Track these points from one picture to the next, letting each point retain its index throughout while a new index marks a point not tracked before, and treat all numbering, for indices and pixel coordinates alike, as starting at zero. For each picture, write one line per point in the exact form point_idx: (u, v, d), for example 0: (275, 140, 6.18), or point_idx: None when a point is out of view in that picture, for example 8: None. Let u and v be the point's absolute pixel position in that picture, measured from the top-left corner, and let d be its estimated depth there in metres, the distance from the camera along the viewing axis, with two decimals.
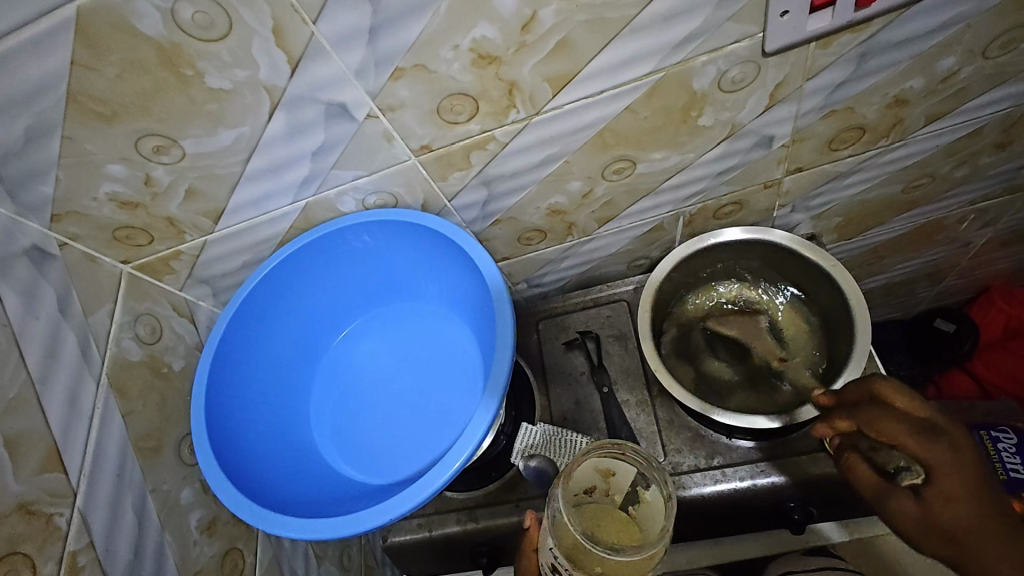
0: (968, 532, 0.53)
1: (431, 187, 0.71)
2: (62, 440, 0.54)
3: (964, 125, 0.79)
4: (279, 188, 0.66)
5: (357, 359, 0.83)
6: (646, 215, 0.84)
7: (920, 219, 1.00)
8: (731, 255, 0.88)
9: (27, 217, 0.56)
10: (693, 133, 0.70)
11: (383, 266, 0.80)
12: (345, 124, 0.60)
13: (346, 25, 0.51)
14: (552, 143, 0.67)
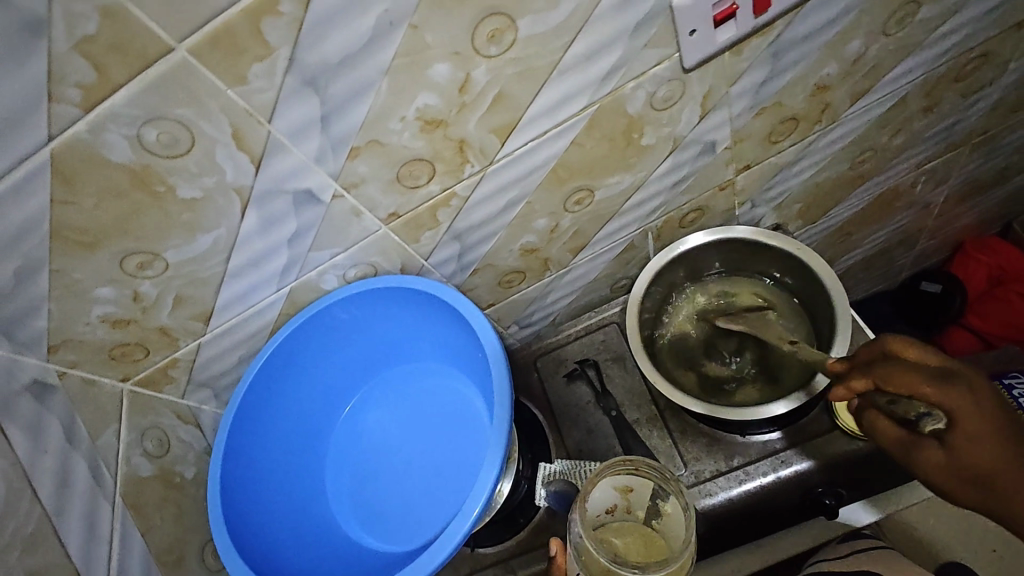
0: (992, 467, 0.63)
1: (405, 251, 0.74)
2: (82, 565, 0.60)
3: (888, 97, 0.84)
4: (262, 280, 0.68)
5: (366, 429, 0.83)
6: (615, 238, 0.88)
7: (876, 190, 1.04)
8: (708, 259, 0.90)
9: (24, 355, 0.59)
10: (637, 155, 0.75)
11: (377, 332, 0.81)
12: (314, 208, 0.63)
13: (299, 118, 0.54)
14: (512, 187, 0.71)
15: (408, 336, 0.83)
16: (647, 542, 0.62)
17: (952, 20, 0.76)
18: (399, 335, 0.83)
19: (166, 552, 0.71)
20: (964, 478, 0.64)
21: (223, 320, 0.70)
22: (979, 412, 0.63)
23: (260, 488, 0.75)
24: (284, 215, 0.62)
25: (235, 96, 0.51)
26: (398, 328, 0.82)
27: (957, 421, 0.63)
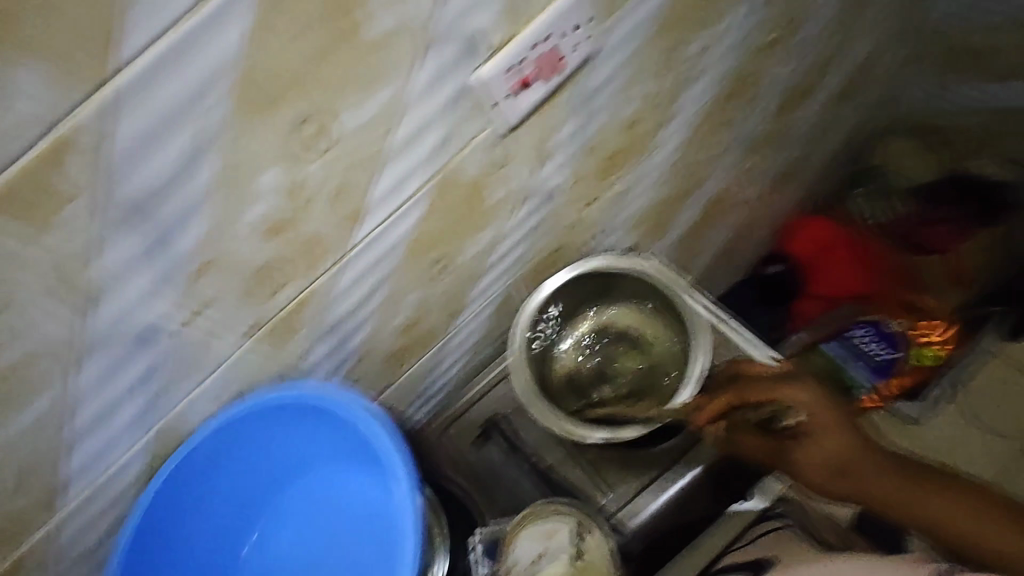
0: (844, 459, 0.81)
1: (279, 359, 0.77)
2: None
3: (682, 120, 0.99)
4: (124, 419, 0.66)
5: (275, 551, 0.84)
6: (482, 297, 0.99)
7: (700, 200, 1.22)
8: (552, 299, 1.03)
9: None
10: (476, 220, 0.82)
11: (260, 454, 0.81)
12: (161, 337, 0.62)
13: (127, 252, 0.53)
14: (366, 277, 0.74)
15: (297, 443, 0.82)
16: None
17: (709, 53, 0.91)
18: (293, 462, 0.84)
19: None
20: (829, 471, 0.82)
21: (78, 481, 0.67)
22: (821, 408, 0.84)
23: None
24: (127, 363, 0.62)
25: (47, 249, 0.48)
26: (280, 440, 0.80)
27: (805, 419, 0.84)
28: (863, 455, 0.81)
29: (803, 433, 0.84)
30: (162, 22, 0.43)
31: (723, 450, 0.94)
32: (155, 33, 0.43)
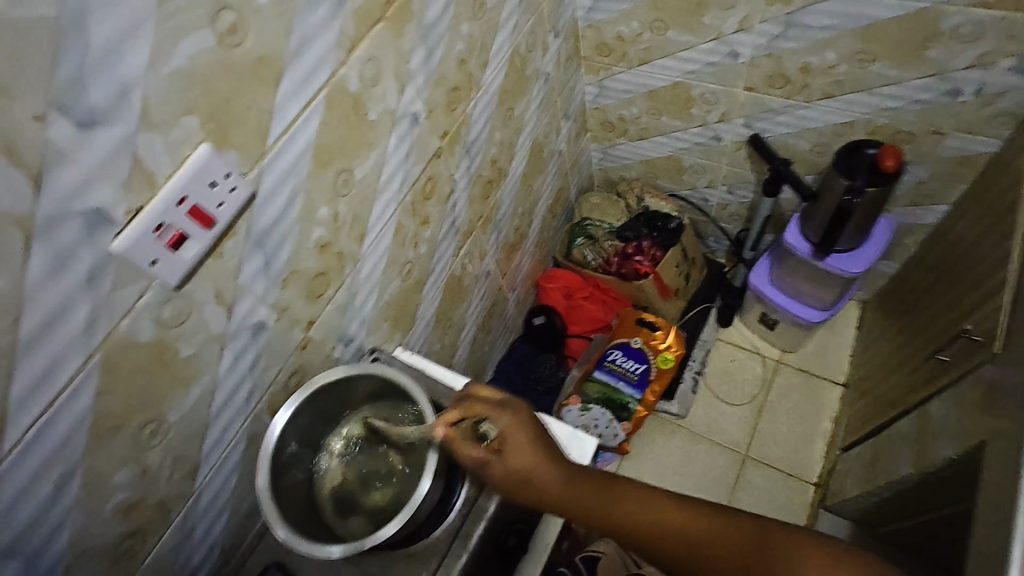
0: (634, 336, 1.34)
1: (192, 390, 0.63)
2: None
3: (524, 130, 1.12)
4: (21, 517, 0.51)
5: None
6: (372, 250, 0.82)
7: (550, 198, 1.37)
8: (453, 271, 1.08)
9: None
10: (410, 235, 0.90)
11: None
12: (57, 381, 0.49)
13: (37, 284, 0.44)
14: (312, 281, 0.73)
15: (243, 452, 0.77)
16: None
17: (530, 62, 1.03)
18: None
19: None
20: (631, 357, 1.32)
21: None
22: (605, 340, 1.39)
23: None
24: (77, 456, 0.54)
25: None
26: (230, 454, 0.74)
27: (601, 349, 1.37)
28: (644, 332, 1.33)
29: (598, 356, 1.36)
30: (165, 119, 0.47)
31: (584, 378, 1.35)
32: (150, 113, 0.46)
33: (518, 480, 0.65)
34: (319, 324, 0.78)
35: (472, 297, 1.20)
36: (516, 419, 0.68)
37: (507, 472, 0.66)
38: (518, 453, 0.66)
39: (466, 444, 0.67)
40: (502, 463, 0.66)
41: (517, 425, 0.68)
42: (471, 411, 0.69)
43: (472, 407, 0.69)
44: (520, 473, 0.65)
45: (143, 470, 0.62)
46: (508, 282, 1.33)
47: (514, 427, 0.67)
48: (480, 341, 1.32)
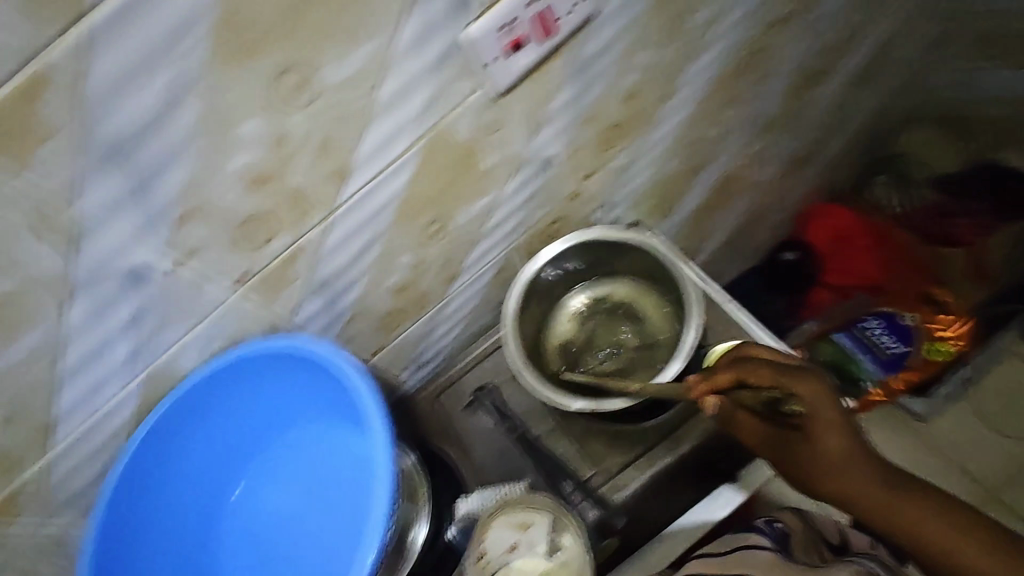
0: (907, 304, 1.09)
1: (481, 199, 0.66)
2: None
3: (874, 24, 0.92)
4: (343, 257, 0.60)
5: (259, 505, 0.63)
6: (669, 116, 0.76)
7: (858, 123, 1.14)
8: (728, 170, 0.97)
9: (104, 386, 0.54)
10: (709, 113, 0.81)
11: (222, 411, 0.61)
12: (398, 143, 0.54)
13: (414, 34, 0.47)
14: (608, 129, 0.70)
15: (492, 278, 0.79)
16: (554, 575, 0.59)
17: None
18: (274, 406, 0.62)
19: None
20: (896, 327, 1.08)
21: (311, 306, 0.63)
22: (864, 297, 1.15)
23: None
24: (383, 226, 0.61)
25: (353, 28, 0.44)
26: (483, 276, 0.77)
27: (854, 306, 1.15)
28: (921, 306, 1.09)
29: (849, 313, 1.14)
30: None
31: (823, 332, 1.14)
32: None
33: (829, 468, 0.60)
34: (594, 179, 0.76)
35: (733, 206, 1.07)
36: (817, 391, 0.61)
37: (814, 457, 0.61)
38: (829, 437, 0.60)
39: (749, 415, 0.63)
40: (807, 442, 0.61)
41: (818, 398, 0.60)
42: (759, 379, 0.61)
43: (760, 372, 0.61)
44: (830, 462, 0.60)
45: (422, 258, 0.67)
46: (771, 205, 1.17)
47: (824, 409, 0.60)
48: (718, 259, 1.19)
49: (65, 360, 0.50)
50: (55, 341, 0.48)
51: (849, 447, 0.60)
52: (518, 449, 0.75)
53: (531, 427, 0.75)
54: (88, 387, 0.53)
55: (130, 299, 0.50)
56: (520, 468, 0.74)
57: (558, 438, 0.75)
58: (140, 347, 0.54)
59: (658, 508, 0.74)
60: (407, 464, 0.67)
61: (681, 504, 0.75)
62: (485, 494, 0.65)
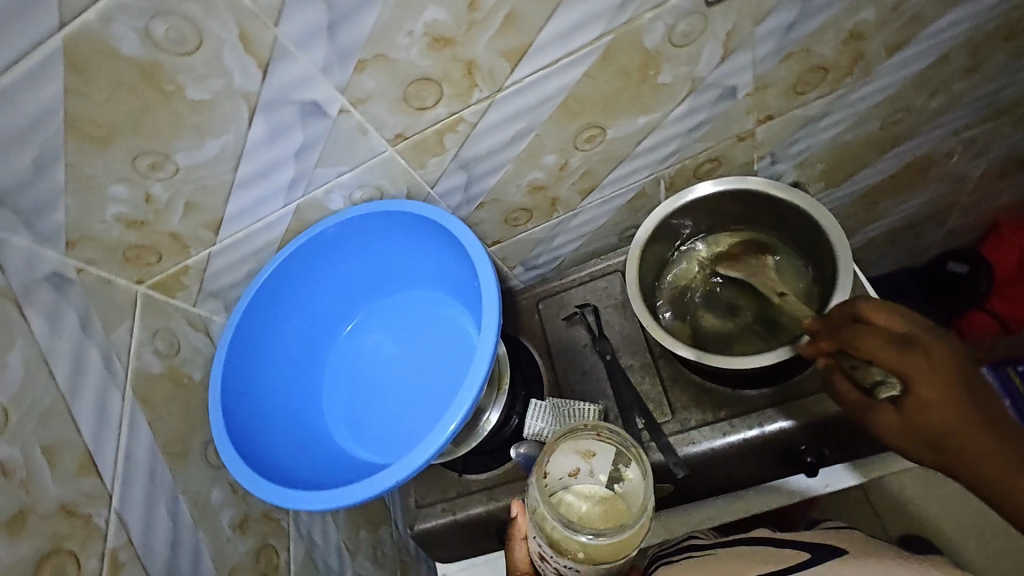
0: None
1: (648, 118, 0.62)
2: (94, 447, 0.53)
3: None
4: (494, 138, 0.59)
5: (368, 350, 0.70)
6: (883, 72, 0.66)
7: None
8: (927, 152, 0.83)
9: (267, 201, 0.60)
10: (933, 79, 0.69)
11: (361, 254, 0.67)
12: (585, 31, 0.51)
13: None
14: (808, 71, 0.62)
15: (628, 202, 0.75)
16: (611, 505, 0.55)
17: None
18: (404, 260, 0.68)
19: (176, 444, 0.62)
20: None
21: (451, 180, 0.63)
22: None
23: (268, 389, 0.63)
24: (540, 120, 0.59)
25: None
26: (620, 196, 0.73)
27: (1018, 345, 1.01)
28: None
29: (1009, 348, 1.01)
30: None
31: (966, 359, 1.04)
32: None
33: (930, 447, 0.51)
34: (772, 124, 0.68)
35: (917, 195, 0.93)
36: (925, 366, 0.50)
37: (902, 431, 0.52)
38: (929, 416, 0.50)
39: (846, 381, 0.57)
40: (901, 416, 0.52)
41: (924, 372, 0.50)
42: (856, 348, 0.53)
43: (853, 345, 0.53)
44: (930, 441, 0.50)
45: (567, 164, 0.65)
46: (957, 207, 1.02)
47: (926, 384, 0.50)
48: (873, 249, 1.06)
49: (244, 167, 0.55)
50: (238, 149, 0.54)
51: (960, 424, 0.49)
52: (602, 371, 0.75)
53: (621, 356, 0.75)
54: (254, 198, 0.59)
55: (304, 130, 0.54)
56: (598, 390, 0.74)
57: (643, 375, 0.73)
58: (301, 177, 0.59)
59: (723, 477, 0.70)
60: (498, 353, 0.73)
61: (751, 479, 0.71)
62: (557, 403, 0.71)
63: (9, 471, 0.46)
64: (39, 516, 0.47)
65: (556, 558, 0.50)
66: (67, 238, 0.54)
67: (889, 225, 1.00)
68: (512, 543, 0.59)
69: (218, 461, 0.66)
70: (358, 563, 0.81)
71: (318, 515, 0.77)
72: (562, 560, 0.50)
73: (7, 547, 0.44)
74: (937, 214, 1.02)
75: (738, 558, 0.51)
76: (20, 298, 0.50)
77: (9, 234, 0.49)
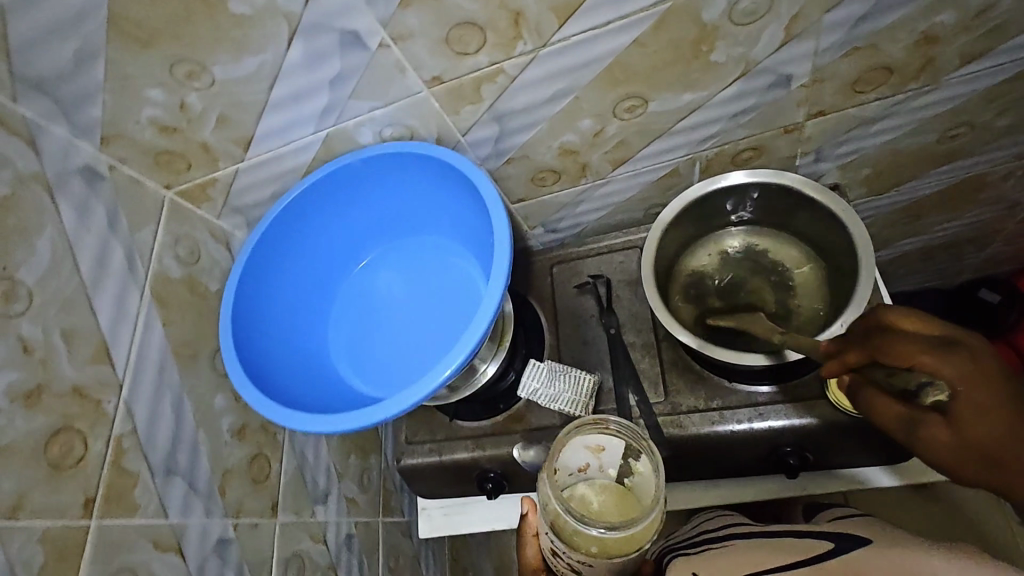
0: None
1: (693, 96, 0.60)
2: (110, 338, 0.56)
3: None
4: (531, 94, 0.58)
5: (378, 289, 0.71)
6: (951, 82, 0.62)
7: None
8: (982, 173, 0.79)
9: (297, 126, 0.60)
10: (1004, 96, 0.65)
11: (382, 191, 0.67)
12: None
13: None
14: (871, 70, 0.59)
15: (659, 179, 0.73)
16: (621, 500, 0.55)
17: None
18: (424, 205, 0.68)
19: (187, 348, 0.65)
20: None
21: (482, 131, 0.62)
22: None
23: (279, 310, 0.65)
24: (581, 83, 0.57)
25: None
26: (651, 172, 0.72)
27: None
28: None
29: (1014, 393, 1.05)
30: None
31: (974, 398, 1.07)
32: None
33: (989, 464, 0.44)
34: (823, 120, 0.66)
35: (962, 216, 0.89)
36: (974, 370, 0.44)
37: (958, 449, 0.45)
38: (986, 425, 0.43)
39: (883, 398, 0.49)
40: (950, 429, 0.45)
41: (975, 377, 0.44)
42: (890, 356, 0.47)
43: (890, 350, 0.47)
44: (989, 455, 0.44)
45: (602, 131, 0.64)
46: (1000, 235, 0.98)
47: (978, 385, 0.44)
48: (906, 264, 1.03)
49: (278, 88, 0.56)
50: (275, 69, 0.54)
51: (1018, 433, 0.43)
52: (604, 344, 0.75)
53: (625, 332, 0.75)
54: (285, 121, 0.60)
55: (342, 59, 0.53)
56: (597, 362, 0.75)
57: (644, 353, 0.73)
58: (334, 106, 0.58)
59: (705, 464, 0.71)
60: (505, 310, 0.74)
61: (730, 471, 0.72)
62: (554, 368, 0.73)
63: (30, 349, 0.49)
64: (53, 394, 0.50)
65: (569, 553, 0.51)
66: (101, 134, 0.56)
67: (926, 243, 0.97)
68: (524, 540, 0.63)
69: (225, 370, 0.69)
70: (344, 484, 0.85)
71: (313, 435, 0.80)
72: (576, 554, 0.50)
73: (23, 417, 0.48)
74: (978, 238, 0.98)
75: (756, 555, 0.52)
76: (53, 186, 0.53)
77: (46, 121, 0.51)
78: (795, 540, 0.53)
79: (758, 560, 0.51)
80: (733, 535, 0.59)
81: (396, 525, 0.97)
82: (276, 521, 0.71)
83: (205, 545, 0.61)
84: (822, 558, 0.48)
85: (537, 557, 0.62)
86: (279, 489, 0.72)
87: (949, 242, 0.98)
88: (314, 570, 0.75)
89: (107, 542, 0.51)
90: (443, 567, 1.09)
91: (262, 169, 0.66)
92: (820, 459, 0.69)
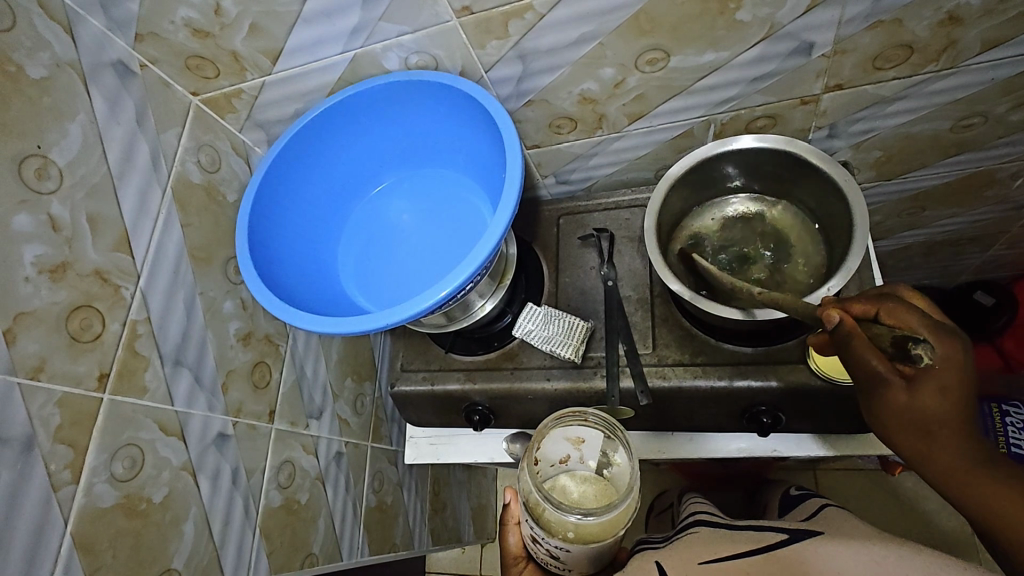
0: None
1: (715, 54, 0.61)
2: (131, 229, 0.59)
3: None
4: (553, 36, 0.59)
5: (388, 214, 0.73)
6: (968, 68, 0.63)
7: None
8: (992, 169, 0.80)
9: (327, 44, 0.62)
10: (1021, 90, 0.66)
11: (403, 119, 0.69)
12: None
13: None
14: (894, 46, 0.60)
15: (673, 139, 0.74)
16: (600, 490, 0.62)
17: None
18: (441, 137, 0.70)
19: (203, 251, 0.67)
20: None
21: (503, 70, 0.64)
22: None
23: (293, 220, 0.68)
24: (607, 28, 0.58)
25: None
26: (666, 130, 0.73)
27: None
28: None
29: None
30: None
31: None
32: None
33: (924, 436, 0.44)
34: (841, 94, 0.67)
35: (965, 212, 0.91)
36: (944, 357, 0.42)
37: (904, 415, 0.44)
38: (936, 402, 0.42)
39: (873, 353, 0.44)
40: (909, 395, 0.43)
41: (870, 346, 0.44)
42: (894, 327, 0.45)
43: (898, 314, 0.45)
44: (918, 426, 0.43)
45: (622, 82, 0.65)
46: (1001, 239, 0.99)
47: (950, 372, 0.42)
48: (906, 257, 1.05)
49: (310, 4, 0.58)
50: None
51: (961, 416, 0.43)
52: (600, 294, 0.78)
53: (621, 286, 0.77)
54: (315, 37, 0.62)
55: None
56: (592, 310, 0.77)
57: (637, 308, 0.76)
58: (363, 27, 0.60)
59: (681, 417, 0.75)
60: (508, 251, 0.76)
61: (701, 426, 0.76)
62: (550, 312, 0.75)
63: (58, 226, 0.52)
64: (77, 272, 0.53)
65: (547, 538, 0.57)
66: (136, 31, 0.60)
67: (930, 237, 0.98)
68: (506, 529, 0.71)
69: (236, 278, 0.72)
70: (338, 405, 0.89)
71: (313, 351, 0.84)
72: (553, 539, 0.56)
73: (48, 288, 0.51)
74: (981, 239, 1.00)
75: (718, 541, 0.58)
76: (87, 76, 0.56)
77: (85, 12, 0.55)
78: (754, 532, 0.59)
79: (717, 548, 0.56)
80: (700, 523, 0.64)
81: (383, 451, 1.02)
82: (271, 426, 0.75)
83: (205, 436, 0.65)
84: (769, 550, 0.54)
85: (519, 544, 0.70)
86: (278, 397, 0.76)
87: (952, 240, 1.00)
88: (303, 478, 0.79)
89: (117, 415, 0.55)
90: (424, 500, 1.14)
91: (291, 85, 0.69)
92: (788, 423, 0.73)
